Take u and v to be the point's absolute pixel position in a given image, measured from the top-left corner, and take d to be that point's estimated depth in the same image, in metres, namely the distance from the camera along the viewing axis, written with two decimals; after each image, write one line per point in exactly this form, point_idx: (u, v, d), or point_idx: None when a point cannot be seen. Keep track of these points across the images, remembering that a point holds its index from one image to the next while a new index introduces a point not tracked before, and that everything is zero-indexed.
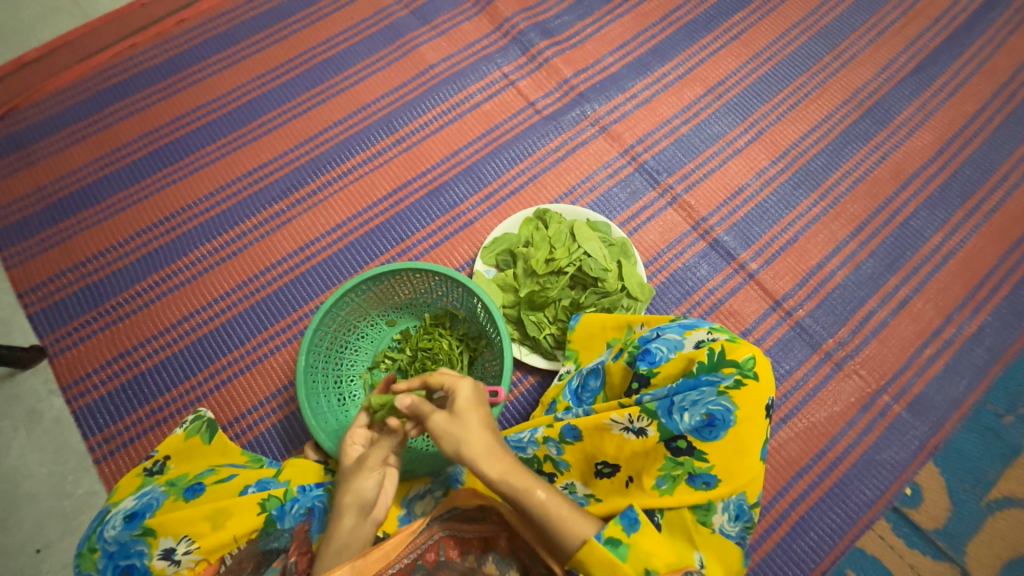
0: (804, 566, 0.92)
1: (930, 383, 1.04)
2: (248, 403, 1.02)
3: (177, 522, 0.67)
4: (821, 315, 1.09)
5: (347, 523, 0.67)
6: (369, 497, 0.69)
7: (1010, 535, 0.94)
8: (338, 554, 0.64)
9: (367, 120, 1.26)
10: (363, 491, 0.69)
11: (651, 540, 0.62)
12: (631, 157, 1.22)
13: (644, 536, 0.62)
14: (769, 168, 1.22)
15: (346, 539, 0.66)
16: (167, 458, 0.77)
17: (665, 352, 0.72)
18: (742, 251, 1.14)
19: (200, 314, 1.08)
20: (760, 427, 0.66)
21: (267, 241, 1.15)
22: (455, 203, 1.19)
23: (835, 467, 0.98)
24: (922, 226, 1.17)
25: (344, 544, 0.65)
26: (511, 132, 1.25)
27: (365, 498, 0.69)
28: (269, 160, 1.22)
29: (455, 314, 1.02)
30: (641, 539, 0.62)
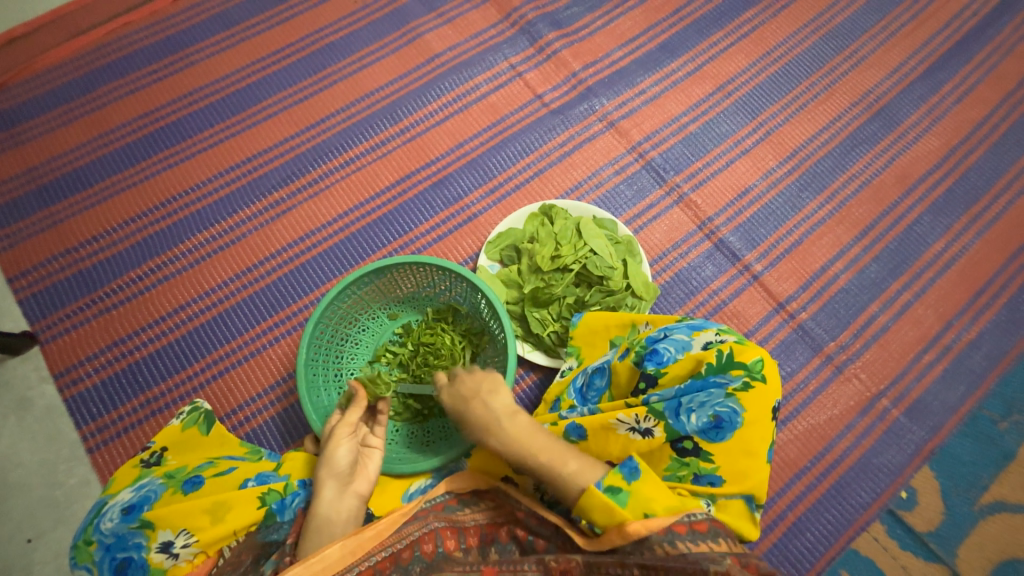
0: (799, 566, 0.93)
1: (929, 388, 1.05)
2: (246, 394, 1.00)
3: (177, 515, 0.66)
4: (823, 319, 1.09)
5: (327, 496, 0.68)
6: (344, 466, 0.71)
7: (1001, 539, 0.95)
8: (322, 530, 0.65)
9: (370, 109, 1.23)
10: (337, 463, 0.71)
11: (652, 486, 0.62)
12: (639, 154, 1.21)
13: (646, 482, 0.62)
14: (776, 169, 1.21)
15: (329, 514, 0.66)
16: (165, 449, 0.76)
17: (673, 353, 0.72)
18: (747, 252, 1.13)
19: (197, 303, 1.06)
20: (766, 429, 0.67)
21: (267, 230, 1.12)
22: (459, 196, 1.17)
23: (833, 469, 0.99)
24: (926, 232, 1.17)
25: (328, 520, 0.66)
26: (517, 125, 1.23)
27: (340, 468, 0.70)
28: (269, 147, 1.19)
29: (458, 309, 1.01)
30: (642, 486, 0.62)
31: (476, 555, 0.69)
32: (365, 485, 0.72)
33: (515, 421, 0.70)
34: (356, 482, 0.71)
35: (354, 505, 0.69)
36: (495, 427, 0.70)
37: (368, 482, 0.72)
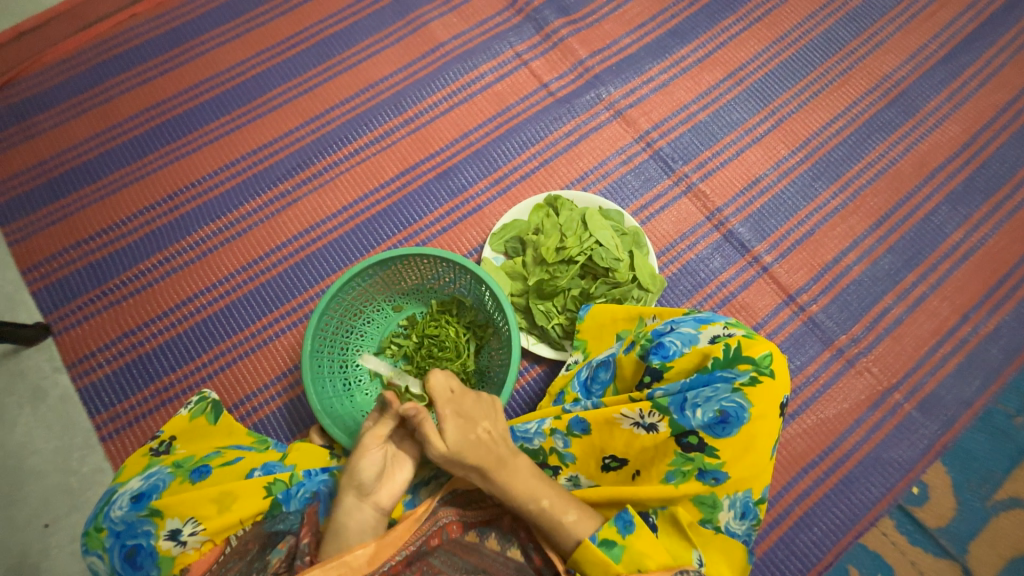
0: (805, 560, 0.92)
1: (943, 383, 1.02)
2: (253, 385, 1.01)
3: (185, 504, 0.67)
4: (835, 311, 1.07)
5: (346, 503, 0.68)
6: (366, 477, 0.70)
7: (1014, 535, 0.93)
8: (338, 537, 0.66)
9: (375, 99, 1.22)
10: (361, 473, 0.70)
11: (647, 542, 0.65)
12: (647, 144, 1.19)
13: (639, 538, 0.65)
14: (788, 158, 1.18)
15: (347, 522, 0.67)
16: (174, 438, 0.77)
17: (679, 346, 0.71)
18: (756, 243, 1.11)
19: (205, 295, 1.07)
20: (772, 425, 0.66)
21: (272, 223, 1.13)
22: (464, 187, 1.16)
23: (841, 464, 0.97)
24: (943, 222, 1.14)
25: (345, 527, 0.67)
26: (522, 115, 1.21)
27: (362, 479, 0.70)
28: (274, 138, 1.19)
29: (462, 301, 1.00)
30: (636, 541, 0.65)
31: (473, 536, 0.72)
32: (387, 498, 0.71)
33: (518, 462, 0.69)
34: (377, 493, 0.70)
35: (371, 516, 0.69)
36: (504, 465, 0.68)
37: (390, 495, 0.71)
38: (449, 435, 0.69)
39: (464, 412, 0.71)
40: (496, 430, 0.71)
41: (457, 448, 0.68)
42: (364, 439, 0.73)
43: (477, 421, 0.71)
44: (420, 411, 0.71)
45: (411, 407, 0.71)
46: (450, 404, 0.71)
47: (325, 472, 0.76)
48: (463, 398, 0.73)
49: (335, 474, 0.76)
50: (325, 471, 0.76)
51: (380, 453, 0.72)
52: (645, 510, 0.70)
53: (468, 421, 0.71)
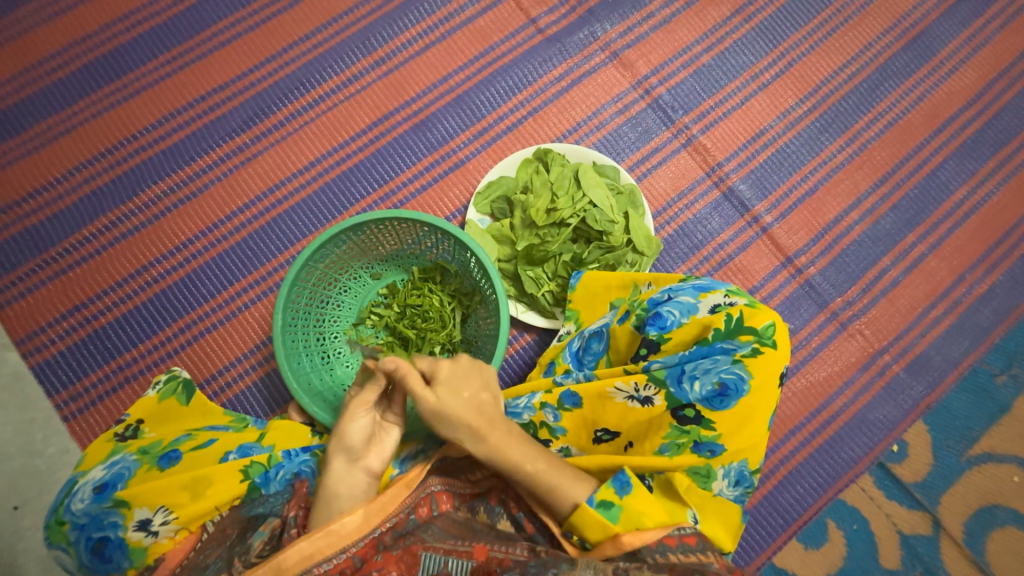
0: (787, 516, 0.95)
1: (932, 344, 1.02)
2: (225, 359, 0.95)
3: (154, 492, 0.63)
4: (832, 274, 1.03)
5: (336, 470, 0.66)
6: (356, 441, 0.67)
7: (984, 487, 0.98)
8: (330, 504, 0.64)
9: (339, 36, 1.07)
10: (349, 437, 0.67)
11: (644, 501, 0.64)
12: (645, 91, 1.08)
13: (636, 497, 0.63)
14: (795, 107, 1.09)
15: (338, 488, 0.65)
16: (141, 422, 0.72)
17: (677, 317, 0.67)
18: (757, 202, 1.05)
19: (163, 263, 0.98)
20: (772, 396, 0.64)
21: (231, 181, 1.01)
22: (445, 139, 1.05)
23: (828, 425, 0.98)
24: (949, 177, 1.09)
25: (336, 494, 0.65)
26: (507, 56, 1.08)
27: (350, 443, 0.67)
28: (226, 83, 1.04)
29: (446, 268, 0.94)
30: (633, 501, 0.63)
31: (465, 512, 0.71)
32: (377, 462, 0.67)
33: (508, 425, 0.67)
34: (367, 458, 0.67)
35: (363, 481, 0.66)
36: (496, 429, 0.66)
37: (381, 459, 0.68)
38: (437, 398, 0.66)
39: (452, 376, 0.68)
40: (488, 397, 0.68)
41: (438, 408, 0.66)
42: (350, 403, 0.69)
43: (466, 383, 0.68)
44: (399, 365, 0.67)
45: (389, 360, 0.67)
46: (438, 365, 0.68)
47: (306, 452, 0.72)
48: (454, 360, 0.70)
49: (317, 453, 0.72)
50: (306, 450, 0.72)
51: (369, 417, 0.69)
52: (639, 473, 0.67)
53: (454, 387, 0.67)
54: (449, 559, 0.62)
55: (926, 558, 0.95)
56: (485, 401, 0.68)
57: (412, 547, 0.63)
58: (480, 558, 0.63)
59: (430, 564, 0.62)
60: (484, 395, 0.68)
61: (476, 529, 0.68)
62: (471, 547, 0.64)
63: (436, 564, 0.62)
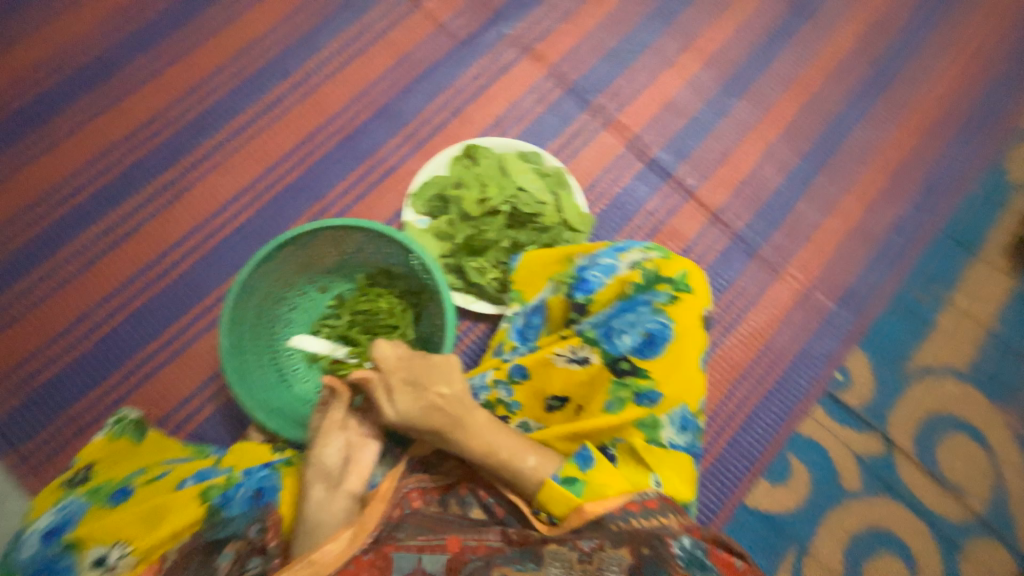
0: (750, 457, 0.99)
1: (855, 275, 1.10)
2: (179, 395, 0.94)
3: (107, 528, 0.62)
4: (756, 223, 1.10)
5: (314, 497, 0.65)
6: (331, 466, 0.68)
7: (923, 399, 1.05)
8: (313, 533, 0.63)
9: (257, 63, 1.09)
10: (325, 462, 0.68)
11: (607, 473, 0.62)
12: (559, 79, 1.13)
13: (599, 470, 0.62)
14: (700, 77, 1.17)
15: (320, 516, 0.64)
16: (92, 466, 0.70)
17: (601, 279, 0.70)
18: (678, 168, 1.11)
19: (104, 308, 0.96)
20: (699, 339, 0.65)
21: (164, 217, 1.01)
22: (374, 148, 1.08)
23: (774, 364, 1.04)
24: (847, 122, 1.18)
25: (318, 522, 0.64)
26: (424, 63, 1.12)
27: (327, 467, 0.68)
28: (148, 123, 1.04)
29: (391, 270, 0.96)
30: (596, 474, 0.62)
31: (437, 506, 0.69)
32: (357, 483, 0.68)
33: (474, 418, 0.66)
34: (347, 480, 0.67)
35: (345, 504, 0.66)
36: (459, 425, 0.65)
37: (360, 478, 0.68)
38: (398, 406, 0.68)
39: (411, 378, 0.69)
40: (452, 392, 0.67)
41: (406, 412, 0.67)
42: (323, 427, 0.72)
43: (429, 385, 0.68)
44: (369, 379, 0.70)
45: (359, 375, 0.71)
46: (394, 372, 0.70)
47: (267, 468, 0.71)
48: (411, 363, 0.70)
49: (279, 467, 0.72)
50: (266, 466, 0.72)
51: (341, 439, 0.71)
52: (601, 444, 0.67)
53: (417, 386, 0.68)
54: (422, 556, 0.60)
55: (883, 474, 1.01)
56: (447, 398, 0.67)
57: (385, 549, 0.61)
58: (454, 549, 0.61)
59: (403, 564, 0.60)
60: (446, 391, 0.67)
61: (449, 520, 0.66)
62: (445, 539, 0.62)
63: (409, 563, 0.60)
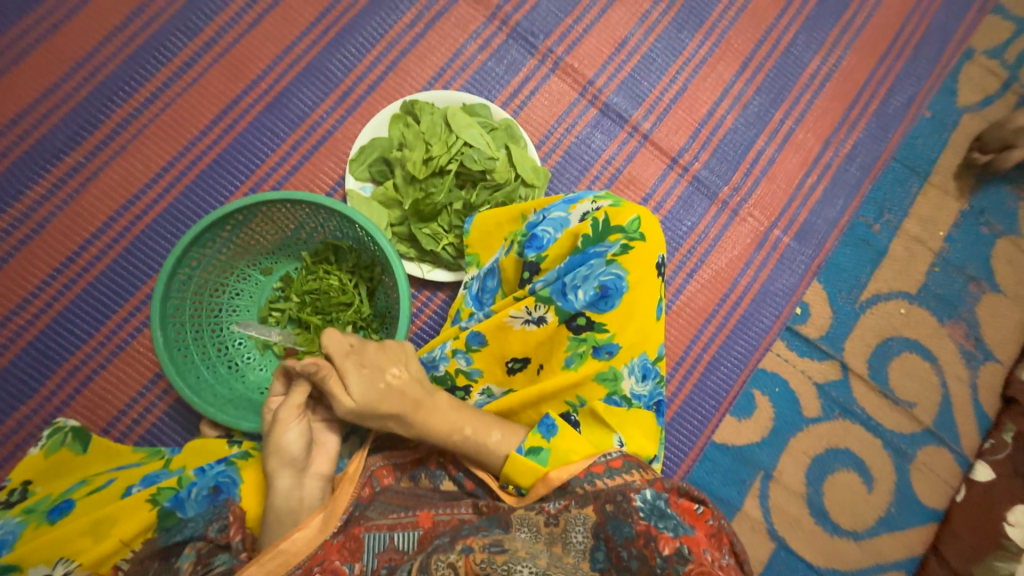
0: (718, 397, 1.02)
1: (813, 210, 1.10)
2: (123, 398, 0.88)
3: (48, 546, 0.58)
4: (715, 165, 1.08)
5: (282, 486, 0.62)
6: (296, 452, 0.64)
7: (878, 325, 1.09)
8: (282, 521, 0.60)
9: (155, 21, 0.96)
10: (289, 449, 0.64)
11: (571, 439, 0.61)
12: (501, 21, 1.04)
13: (564, 437, 0.61)
14: (651, 10, 1.10)
15: (289, 503, 0.61)
16: (29, 483, 0.66)
17: (552, 234, 0.66)
18: (633, 111, 1.06)
19: (22, 313, 0.88)
20: (653, 287, 0.63)
21: (74, 208, 0.91)
22: (305, 113, 0.98)
23: (738, 305, 1.05)
24: (802, 51, 1.14)
25: (289, 510, 0.61)
26: (350, 11, 1.01)
27: (292, 453, 0.64)
28: (36, 100, 0.91)
29: (338, 245, 0.89)
30: (560, 441, 0.61)
31: (408, 481, 0.68)
32: (325, 465, 0.66)
33: (437, 399, 0.64)
34: (314, 464, 0.65)
35: (317, 487, 0.64)
36: (419, 408, 0.63)
37: (328, 460, 0.67)
38: (354, 391, 0.63)
39: (368, 362, 0.65)
40: (408, 374, 0.66)
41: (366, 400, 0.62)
42: (280, 413, 0.65)
43: (384, 368, 0.65)
44: (321, 366, 0.63)
45: (309, 362, 0.63)
46: (349, 356, 0.64)
47: (222, 463, 0.68)
48: (363, 349, 0.66)
49: (235, 462, 0.69)
50: (221, 462, 0.68)
51: (302, 424, 0.66)
52: (564, 411, 0.66)
53: (374, 371, 0.64)
54: (394, 534, 0.60)
55: (841, 400, 1.06)
56: (406, 380, 0.65)
57: (354, 531, 0.59)
58: (427, 525, 0.61)
59: (375, 544, 0.59)
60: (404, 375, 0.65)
61: (420, 494, 0.66)
62: (416, 516, 0.62)
63: (381, 542, 0.59)
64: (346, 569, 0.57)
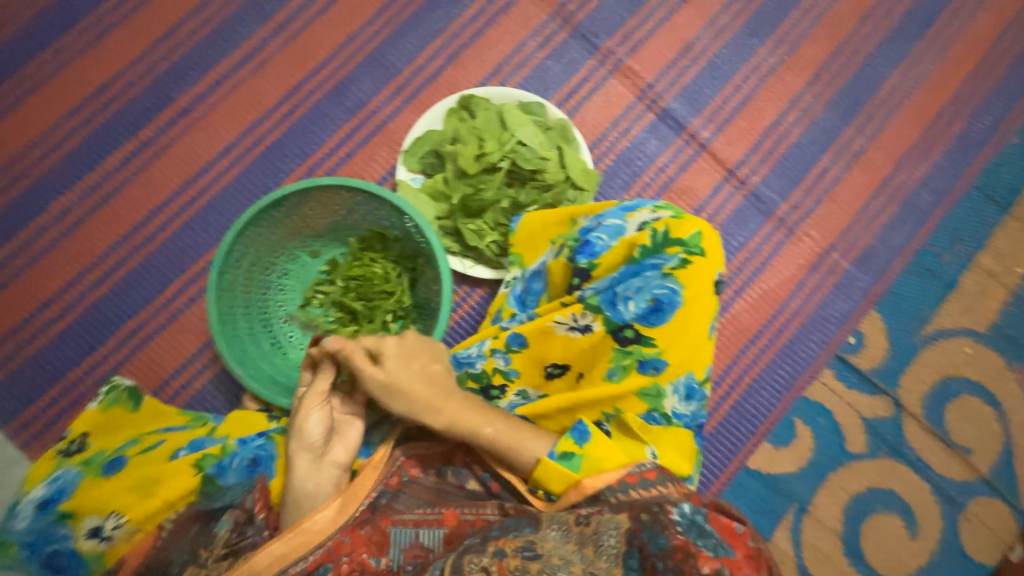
0: (755, 421, 0.98)
1: (878, 234, 1.03)
2: (173, 363, 0.92)
3: (101, 498, 0.62)
4: (774, 180, 1.03)
5: (300, 469, 0.64)
6: (316, 437, 0.66)
7: (938, 363, 1.01)
8: (300, 503, 0.62)
9: (230, 5, 0.99)
10: (309, 434, 0.66)
11: (604, 446, 0.60)
12: (564, 19, 1.03)
13: (596, 445, 0.60)
14: (721, 15, 1.05)
15: (306, 486, 0.63)
16: (86, 435, 0.70)
17: (606, 241, 0.65)
18: (692, 119, 1.03)
19: (90, 274, 0.93)
20: (708, 304, 0.61)
21: (144, 179, 0.95)
22: (362, 101, 1.00)
23: (785, 329, 1.00)
24: (881, 65, 1.07)
25: (306, 493, 0.62)
26: (415, 3, 1.01)
27: (312, 438, 0.66)
28: (117, 74, 0.97)
29: (385, 234, 0.90)
30: (593, 448, 0.60)
31: (434, 476, 0.68)
32: (343, 453, 0.67)
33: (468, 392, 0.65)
34: (332, 451, 0.66)
35: (332, 475, 0.65)
36: (451, 397, 0.64)
37: (347, 449, 0.67)
38: (385, 370, 0.64)
39: (402, 349, 0.65)
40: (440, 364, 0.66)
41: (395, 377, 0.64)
42: (305, 398, 0.68)
43: (417, 354, 0.66)
44: (344, 346, 0.65)
45: (333, 342, 0.65)
46: (384, 341, 0.65)
47: (262, 437, 0.70)
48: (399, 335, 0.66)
49: (273, 437, 0.70)
50: (261, 435, 0.71)
51: (325, 410, 0.68)
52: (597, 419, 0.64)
53: (408, 357, 0.65)
54: (419, 531, 0.60)
55: (889, 438, 1.00)
56: (439, 369, 0.65)
57: (381, 524, 0.60)
58: (452, 523, 0.60)
59: (400, 538, 0.59)
60: (438, 365, 0.66)
61: (445, 491, 0.65)
62: (441, 514, 0.61)
63: (407, 537, 0.59)
64: (372, 562, 0.57)
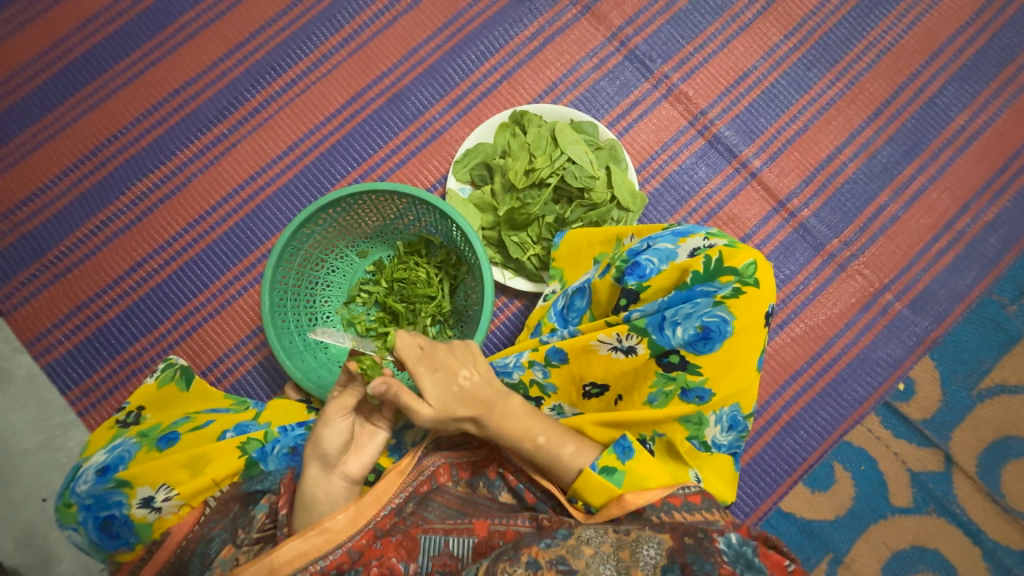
0: (792, 461, 0.94)
1: (936, 278, 0.99)
2: (222, 347, 0.97)
3: (154, 471, 0.65)
4: (827, 214, 1.00)
5: (311, 476, 0.62)
6: (331, 449, 0.62)
7: (996, 420, 0.95)
8: (310, 509, 0.61)
9: (305, 16, 1.05)
10: (325, 445, 0.62)
11: (648, 465, 0.62)
12: (621, 43, 1.04)
13: (639, 462, 0.61)
14: (780, 45, 1.05)
15: (315, 494, 0.61)
16: (142, 408, 0.74)
17: (656, 264, 0.64)
18: (744, 147, 1.02)
19: (157, 257, 0.99)
20: (758, 336, 0.60)
21: (213, 172, 1.02)
22: (419, 111, 1.04)
23: (830, 368, 0.96)
24: (948, 104, 1.04)
25: (315, 500, 0.61)
26: (476, 21, 1.05)
27: (327, 451, 0.62)
28: (198, 74, 1.04)
29: (430, 240, 0.93)
30: (636, 465, 0.61)
31: (465, 487, 0.68)
32: (356, 468, 0.64)
33: (511, 405, 0.64)
34: (345, 463, 0.63)
35: (341, 486, 0.63)
36: (494, 410, 0.64)
37: (359, 464, 0.64)
38: (429, 396, 0.62)
39: (439, 365, 0.64)
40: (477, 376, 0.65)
41: (440, 404, 0.62)
42: (325, 408, 0.63)
43: (455, 369, 0.64)
44: (390, 385, 0.60)
45: (379, 382, 0.59)
46: (421, 360, 0.64)
47: (301, 427, 0.73)
48: (433, 351, 0.65)
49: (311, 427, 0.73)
50: (300, 425, 0.73)
51: (345, 423, 0.63)
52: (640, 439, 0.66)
53: (447, 373, 0.64)
54: (450, 539, 0.60)
55: (938, 494, 0.94)
56: (480, 381, 0.64)
57: (412, 531, 0.61)
58: (482, 533, 0.61)
59: (431, 545, 0.60)
60: (477, 376, 0.65)
61: (477, 502, 0.66)
62: (472, 523, 0.62)
63: (437, 544, 0.60)
64: (401, 567, 0.58)
